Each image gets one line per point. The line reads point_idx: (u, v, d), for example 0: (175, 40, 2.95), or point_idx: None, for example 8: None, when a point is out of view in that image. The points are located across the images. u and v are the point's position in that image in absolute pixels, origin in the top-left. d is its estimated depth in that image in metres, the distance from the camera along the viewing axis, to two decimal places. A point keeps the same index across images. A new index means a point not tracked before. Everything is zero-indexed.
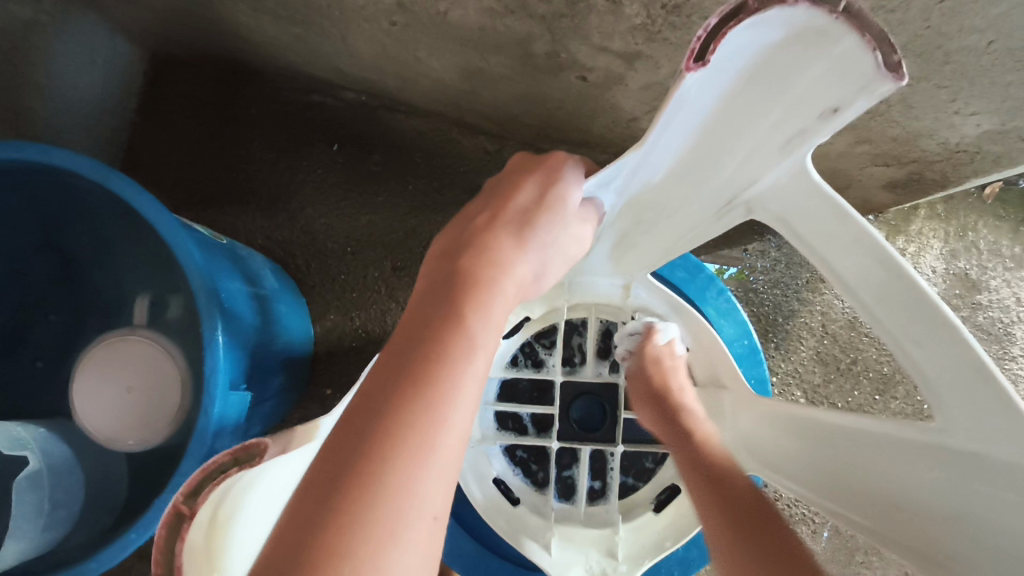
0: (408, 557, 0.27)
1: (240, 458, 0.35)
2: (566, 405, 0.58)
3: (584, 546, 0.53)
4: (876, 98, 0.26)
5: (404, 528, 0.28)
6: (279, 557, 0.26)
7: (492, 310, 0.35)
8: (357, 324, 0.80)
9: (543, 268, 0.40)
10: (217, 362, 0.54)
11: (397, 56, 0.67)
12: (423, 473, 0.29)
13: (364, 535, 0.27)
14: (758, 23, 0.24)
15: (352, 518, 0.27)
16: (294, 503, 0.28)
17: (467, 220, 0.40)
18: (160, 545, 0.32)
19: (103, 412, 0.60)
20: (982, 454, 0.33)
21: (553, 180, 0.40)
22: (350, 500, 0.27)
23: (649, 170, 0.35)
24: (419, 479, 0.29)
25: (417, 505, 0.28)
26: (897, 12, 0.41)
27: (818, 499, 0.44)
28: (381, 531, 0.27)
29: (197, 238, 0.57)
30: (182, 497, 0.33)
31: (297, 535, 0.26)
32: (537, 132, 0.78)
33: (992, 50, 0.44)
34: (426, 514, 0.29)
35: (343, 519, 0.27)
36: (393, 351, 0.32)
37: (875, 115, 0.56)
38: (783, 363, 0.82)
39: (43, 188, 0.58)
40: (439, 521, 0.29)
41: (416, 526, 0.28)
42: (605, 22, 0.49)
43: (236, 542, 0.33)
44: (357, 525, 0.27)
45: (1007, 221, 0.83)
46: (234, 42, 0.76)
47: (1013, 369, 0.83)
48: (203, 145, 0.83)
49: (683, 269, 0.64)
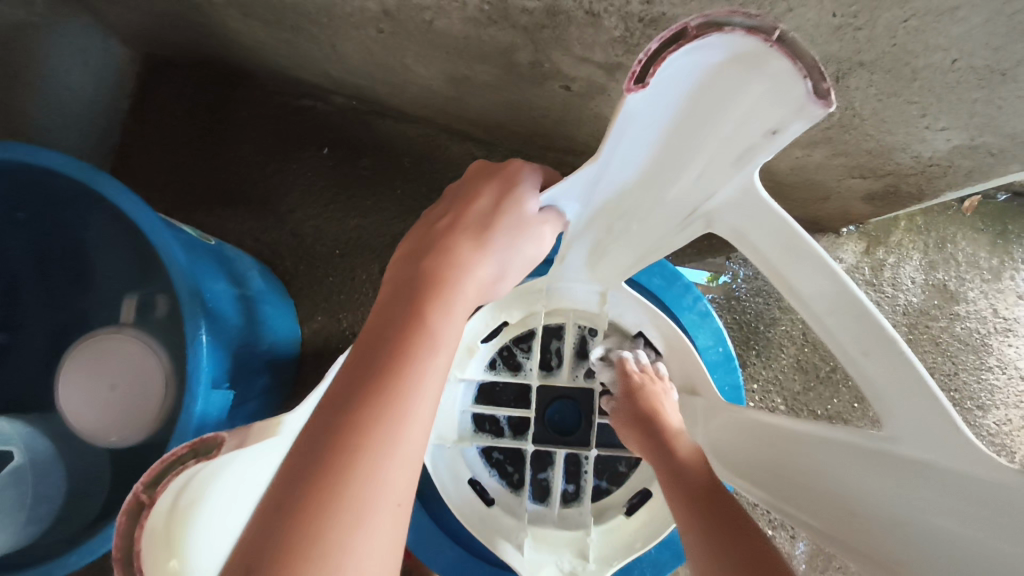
0: (377, 542, 0.28)
1: (200, 449, 0.36)
2: (542, 407, 0.62)
3: (556, 547, 0.54)
4: (811, 119, 0.28)
5: (372, 514, 0.29)
6: (252, 548, 0.27)
7: (454, 311, 0.36)
8: (344, 326, 0.81)
9: (504, 270, 0.41)
10: (198, 360, 0.55)
11: (385, 63, 0.68)
12: (390, 462, 0.30)
13: (334, 521, 0.28)
14: (698, 48, 0.26)
15: (320, 507, 0.28)
16: (266, 497, 0.29)
17: (429, 225, 0.41)
18: (120, 530, 0.34)
19: (86, 405, 0.61)
20: (929, 465, 0.34)
21: (512, 186, 0.41)
22: (321, 493, 0.28)
23: (611, 179, 0.36)
24: (387, 467, 0.30)
25: (386, 494, 0.29)
26: (864, 29, 0.42)
27: (774, 502, 0.46)
28: (349, 519, 0.28)
29: (182, 240, 0.58)
30: (142, 487, 0.34)
31: (268, 527, 0.28)
32: (524, 139, 0.79)
33: (956, 67, 0.45)
34: (394, 501, 0.30)
35: (313, 508, 0.28)
36: (357, 350, 0.34)
37: (849, 128, 0.58)
38: (763, 370, 0.83)
39: (34, 188, 0.59)
40: (405, 507, 0.30)
41: (383, 514, 0.29)
42: (585, 34, 0.51)
43: (199, 529, 0.34)
44: (325, 515, 0.28)
45: (985, 233, 0.85)
46: (227, 47, 0.77)
47: (989, 379, 0.84)
48: (195, 146, 0.84)
49: (661, 276, 0.65)
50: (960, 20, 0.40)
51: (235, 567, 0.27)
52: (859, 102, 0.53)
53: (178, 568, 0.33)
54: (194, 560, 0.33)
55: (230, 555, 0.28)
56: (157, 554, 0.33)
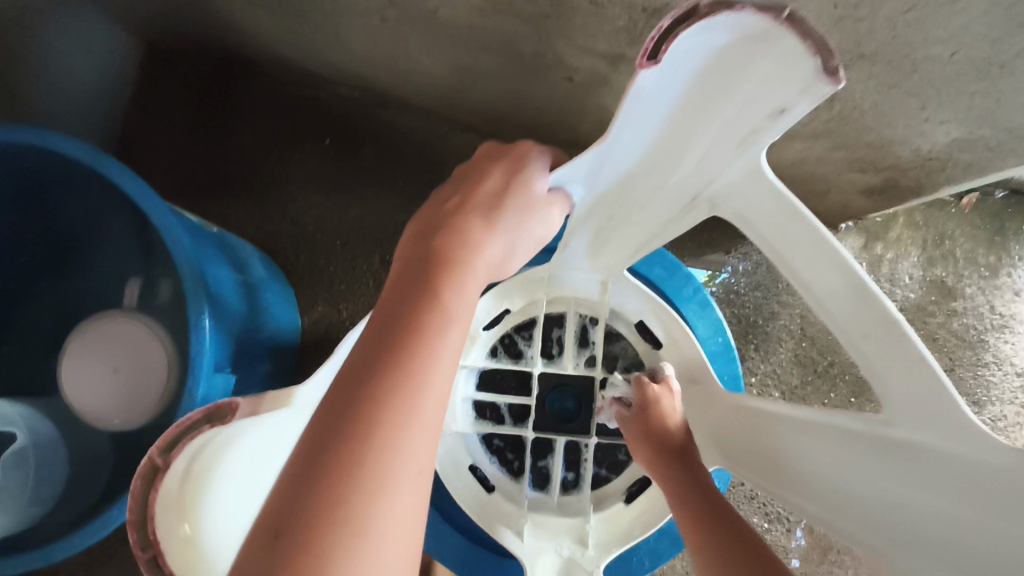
0: (397, 512, 0.29)
1: (213, 416, 0.36)
2: (544, 394, 0.63)
3: (556, 533, 0.54)
4: (819, 97, 0.28)
5: (392, 485, 0.29)
6: (274, 519, 0.27)
7: (467, 289, 0.36)
8: (344, 315, 0.82)
9: (512, 251, 0.41)
10: (202, 344, 0.55)
11: (388, 52, 0.68)
12: (408, 435, 0.30)
13: (354, 491, 0.28)
14: (709, 26, 0.26)
15: (339, 480, 0.28)
16: (285, 471, 0.29)
17: (438, 206, 0.41)
18: (135, 493, 0.35)
19: (90, 388, 0.62)
20: (930, 447, 0.35)
21: (519, 168, 0.41)
22: (339, 466, 0.28)
23: (622, 162, 0.37)
24: (404, 441, 0.30)
25: (404, 468, 0.30)
26: (865, 21, 0.43)
27: (773, 488, 0.46)
28: (369, 490, 0.28)
29: (187, 225, 0.58)
30: (158, 450, 0.35)
31: (289, 499, 0.28)
32: (526, 131, 0.79)
33: (956, 60, 0.46)
34: (412, 475, 0.30)
35: (333, 479, 0.28)
36: (370, 328, 0.34)
37: (849, 120, 0.58)
38: (762, 364, 0.83)
39: (38, 172, 0.59)
40: (424, 479, 0.30)
41: (403, 485, 0.29)
42: (588, 24, 0.51)
43: (212, 494, 0.36)
44: (345, 487, 0.28)
45: (982, 230, 0.85)
46: (231, 36, 0.77)
47: (985, 375, 0.85)
48: (197, 134, 0.84)
49: (662, 266, 0.66)
50: (961, 11, 0.41)
51: (257, 540, 0.27)
52: (859, 94, 0.53)
53: (189, 534, 0.35)
54: (205, 526, 0.35)
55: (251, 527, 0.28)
56: (171, 517, 0.35)
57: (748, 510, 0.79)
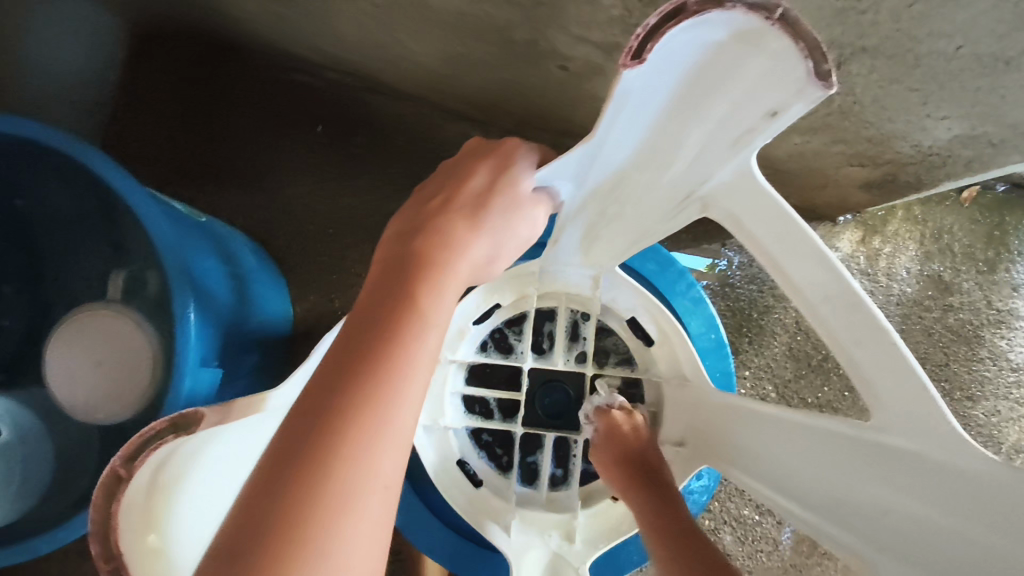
0: (362, 527, 0.28)
1: (178, 425, 0.36)
2: (533, 390, 0.62)
3: (543, 528, 0.54)
4: (809, 101, 0.28)
5: (357, 498, 0.28)
6: (235, 535, 0.27)
7: (446, 292, 0.35)
8: (335, 305, 0.81)
9: (496, 252, 0.40)
10: (186, 338, 0.54)
11: (379, 38, 0.67)
12: (380, 444, 0.29)
13: (321, 502, 0.27)
14: (697, 24, 0.25)
15: (308, 490, 0.27)
16: (250, 484, 0.28)
17: (421, 204, 0.41)
18: (96, 504, 0.34)
19: (73, 382, 0.61)
20: (912, 454, 0.34)
21: (506, 166, 0.41)
22: (307, 476, 0.28)
23: (609, 158, 0.36)
24: (375, 449, 0.29)
25: (373, 478, 0.29)
26: (866, 14, 0.42)
27: (758, 486, 0.46)
28: (334, 505, 0.28)
29: (171, 214, 0.57)
30: (120, 460, 0.34)
31: (252, 514, 0.27)
32: (522, 119, 0.78)
33: (959, 55, 0.44)
34: (381, 485, 0.29)
35: (298, 494, 0.27)
36: (345, 332, 0.33)
37: (849, 114, 0.57)
38: (756, 358, 0.83)
39: (23, 160, 0.59)
40: (393, 491, 0.30)
41: (370, 497, 0.29)
42: (583, 13, 0.49)
43: (177, 502, 0.36)
44: (313, 498, 0.27)
45: (982, 224, 0.84)
46: (219, 20, 0.75)
47: (980, 371, 0.84)
48: (186, 119, 0.83)
49: (655, 261, 0.65)
50: (966, 6, 0.39)
51: (220, 552, 0.27)
52: (859, 88, 0.52)
53: (157, 545, 0.35)
54: (173, 535, 0.35)
55: (217, 536, 0.28)
56: (136, 530, 0.34)
57: (739, 503, 0.79)
